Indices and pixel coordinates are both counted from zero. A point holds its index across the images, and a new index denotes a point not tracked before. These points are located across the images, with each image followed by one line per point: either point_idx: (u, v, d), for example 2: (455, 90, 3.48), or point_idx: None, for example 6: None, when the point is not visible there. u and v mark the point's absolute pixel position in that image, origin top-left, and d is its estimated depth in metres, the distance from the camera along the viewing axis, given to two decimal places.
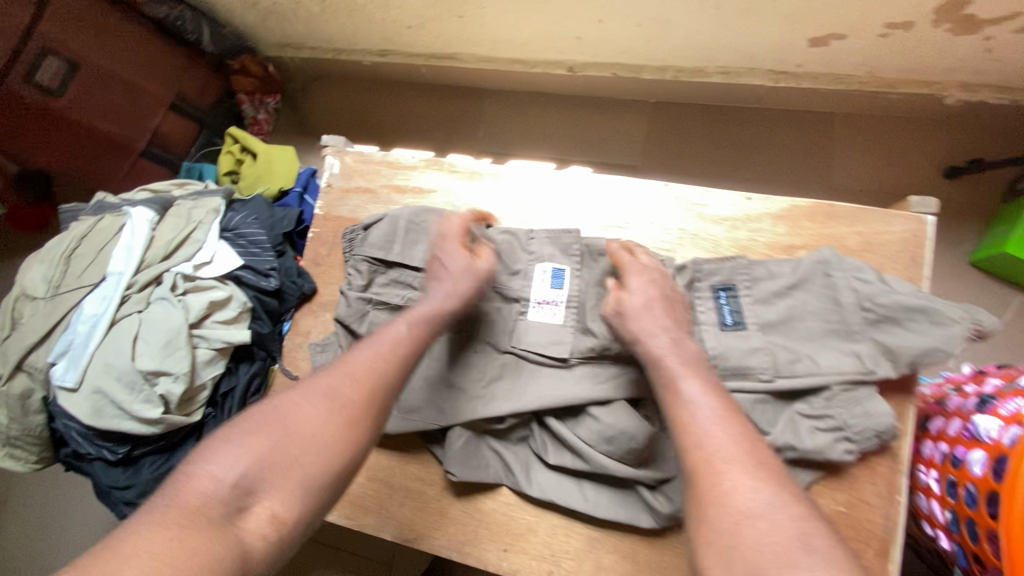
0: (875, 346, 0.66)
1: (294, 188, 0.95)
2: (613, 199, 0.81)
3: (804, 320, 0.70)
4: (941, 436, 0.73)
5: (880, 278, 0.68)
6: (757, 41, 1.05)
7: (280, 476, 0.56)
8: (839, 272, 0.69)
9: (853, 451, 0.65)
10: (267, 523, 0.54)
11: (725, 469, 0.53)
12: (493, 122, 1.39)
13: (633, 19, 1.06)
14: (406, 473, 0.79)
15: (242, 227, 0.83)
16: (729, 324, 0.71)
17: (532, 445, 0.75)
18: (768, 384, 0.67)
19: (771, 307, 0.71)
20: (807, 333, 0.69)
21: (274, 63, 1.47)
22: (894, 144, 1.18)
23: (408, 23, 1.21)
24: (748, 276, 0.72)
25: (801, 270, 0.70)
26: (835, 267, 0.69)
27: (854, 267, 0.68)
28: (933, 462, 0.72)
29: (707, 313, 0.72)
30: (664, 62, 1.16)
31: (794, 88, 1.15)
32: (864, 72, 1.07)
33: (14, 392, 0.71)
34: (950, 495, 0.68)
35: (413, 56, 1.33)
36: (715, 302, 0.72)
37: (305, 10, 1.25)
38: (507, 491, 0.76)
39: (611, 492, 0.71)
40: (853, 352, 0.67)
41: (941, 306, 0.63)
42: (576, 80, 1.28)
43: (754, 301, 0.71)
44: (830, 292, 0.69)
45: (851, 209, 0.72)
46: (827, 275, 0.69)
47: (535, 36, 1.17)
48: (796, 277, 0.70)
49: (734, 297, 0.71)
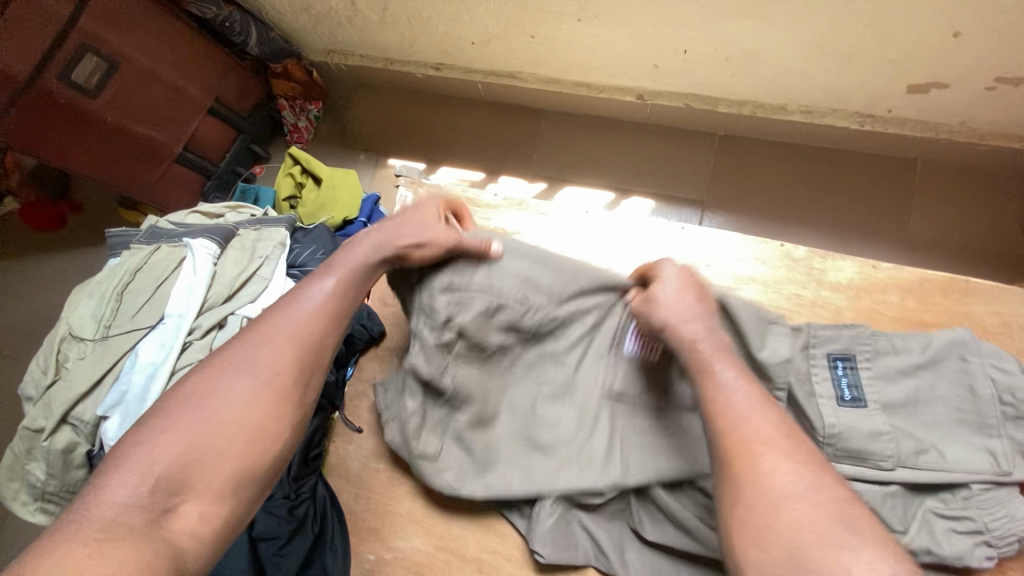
0: (1012, 445, 0.60)
1: (359, 218, 0.88)
2: (717, 256, 0.75)
3: (934, 404, 0.63)
4: None
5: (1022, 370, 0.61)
6: (850, 85, 0.99)
7: (208, 468, 0.47)
8: (975, 356, 0.62)
9: (994, 558, 0.58)
10: (197, 524, 0.45)
11: (762, 452, 0.47)
12: (550, 145, 1.33)
13: (720, 53, 0.99)
14: (481, 545, 0.72)
15: (310, 264, 0.76)
16: (847, 399, 0.63)
17: (627, 520, 0.67)
18: (885, 474, 0.61)
19: (894, 384, 0.64)
20: (935, 419, 0.62)
21: (318, 69, 1.39)
22: (978, 197, 1.12)
23: (472, 39, 1.14)
24: (871, 348, 0.65)
25: (935, 348, 0.63)
26: (972, 350, 0.63)
27: (998, 355, 0.61)
28: None
29: (823, 384, 0.64)
30: (744, 96, 1.10)
31: (878, 132, 1.09)
32: (958, 123, 1.01)
33: (56, 448, 0.62)
34: None
35: (470, 72, 1.26)
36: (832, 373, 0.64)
37: (361, 19, 1.16)
38: None
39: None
40: (986, 449, 0.60)
41: None
42: (644, 108, 1.22)
43: (876, 376, 0.64)
44: (966, 377, 0.62)
45: (987, 288, 0.67)
46: (964, 360, 0.63)
47: (609, 61, 1.10)
48: (927, 356, 0.63)
49: (854, 369, 0.64)
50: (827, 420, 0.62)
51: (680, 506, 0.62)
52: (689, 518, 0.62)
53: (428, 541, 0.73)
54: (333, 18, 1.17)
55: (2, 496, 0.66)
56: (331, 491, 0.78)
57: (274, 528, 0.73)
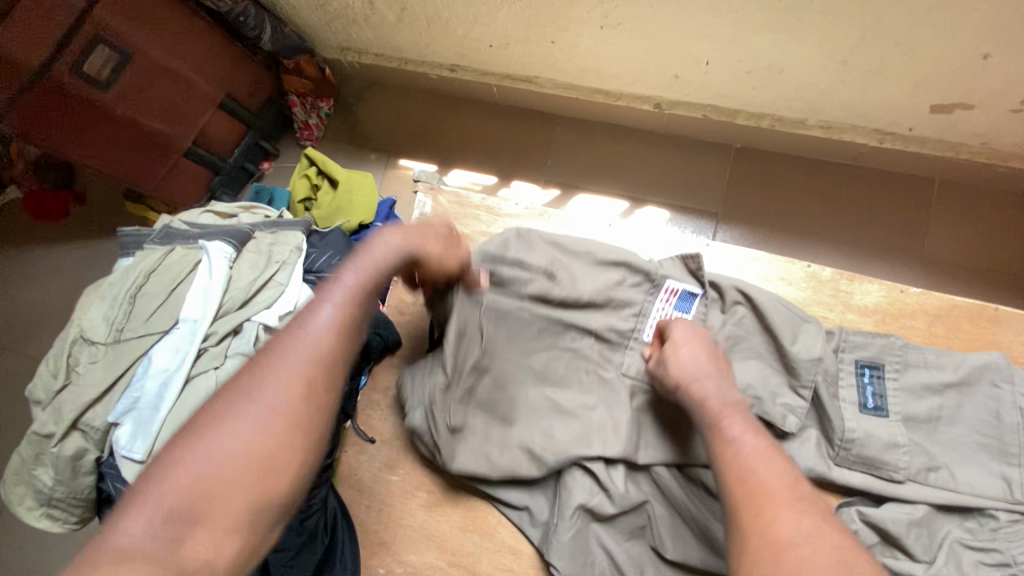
0: None
1: (375, 223, 0.87)
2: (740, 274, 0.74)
3: (961, 423, 0.63)
4: None
5: None
6: (873, 102, 0.98)
7: (213, 510, 0.40)
8: (1008, 384, 0.62)
9: None
10: (212, 557, 0.39)
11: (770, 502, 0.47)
12: (564, 152, 1.31)
13: (743, 65, 0.98)
14: (495, 562, 0.71)
15: (326, 269, 0.75)
16: (870, 408, 0.64)
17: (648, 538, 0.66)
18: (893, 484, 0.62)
19: (920, 400, 0.64)
20: (959, 438, 0.62)
21: (330, 66, 1.37)
22: (994, 217, 1.12)
23: (490, 42, 1.12)
24: (901, 359, 0.65)
25: (965, 370, 0.63)
26: (1005, 377, 0.62)
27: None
28: None
29: (849, 391, 0.65)
30: (763, 109, 1.09)
31: (897, 150, 1.08)
32: (979, 144, 1.01)
33: (65, 454, 0.61)
34: None
35: (486, 75, 1.25)
36: (858, 380, 0.65)
37: (378, 18, 1.14)
38: None
39: None
40: (1003, 475, 0.60)
41: None
42: (660, 117, 1.21)
43: (901, 388, 0.64)
44: (992, 397, 0.62)
45: (1015, 316, 0.66)
46: (991, 382, 0.63)
47: (628, 69, 1.08)
48: (959, 377, 0.63)
49: (881, 378, 0.64)
50: (847, 423, 0.63)
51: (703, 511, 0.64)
52: (710, 526, 0.64)
53: (440, 555, 0.72)
54: (348, 15, 1.15)
55: (8, 500, 0.65)
56: (341, 501, 0.76)
57: (284, 540, 0.71)
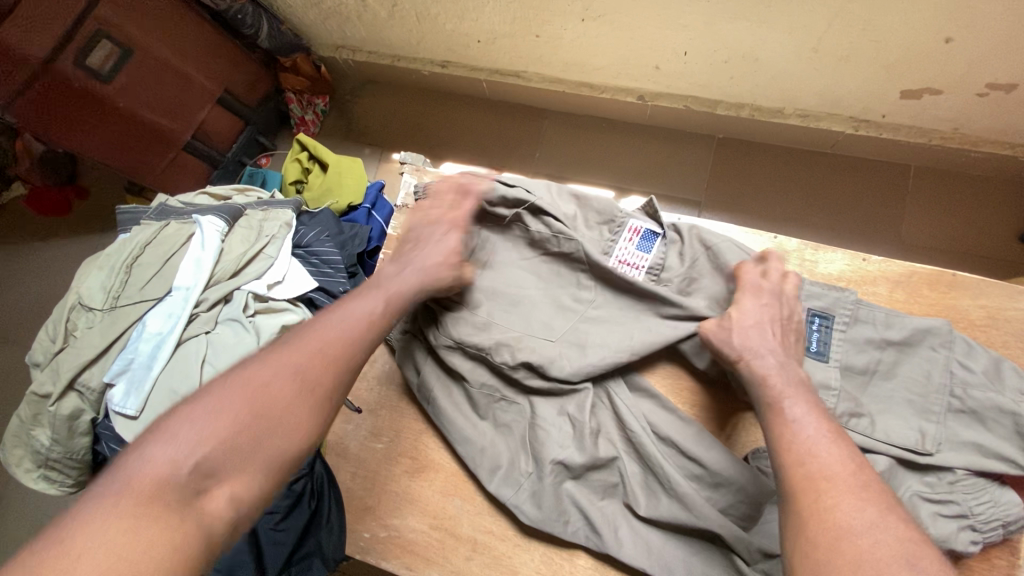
0: (948, 433, 0.63)
1: (363, 204, 0.91)
2: None
3: (897, 375, 0.66)
4: None
5: (987, 372, 0.64)
6: (845, 89, 1.01)
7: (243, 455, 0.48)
8: (946, 349, 0.65)
9: (979, 543, 0.60)
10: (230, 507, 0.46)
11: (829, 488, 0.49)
12: (552, 145, 1.35)
13: (720, 55, 1.02)
14: (476, 524, 0.73)
15: (315, 244, 0.78)
16: (814, 350, 0.68)
17: (621, 496, 0.69)
18: None
19: (862, 354, 0.67)
20: (896, 393, 0.65)
21: (326, 63, 1.42)
22: (971, 202, 1.15)
23: (478, 37, 1.16)
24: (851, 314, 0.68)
25: (907, 331, 0.66)
26: (943, 342, 0.65)
27: (967, 348, 0.65)
28: None
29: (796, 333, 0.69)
30: (742, 99, 1.13)
31: (872, 137, 1.12)
32: (950, 129, 1.04)
33: (62, 414, 0.64)
34: None
35: (476, 70, 1.29)
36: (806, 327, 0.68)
37: (370, 15, 1.18)
38: (586, 554, 0.70)
39: (700, 551, 0.66)
40: (919, 428, 0.63)
41: None
42: (644, 109, 1.24)
43: (845, 338, 0.68)
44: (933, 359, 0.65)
45: (973, 281, 0.69)
46: (933, 347, 0.65)
47: (612, 61, 1.12)
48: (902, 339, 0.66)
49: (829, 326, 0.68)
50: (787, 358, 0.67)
51: (673, 468, 0.67)
52: (678, 482, 0.66)
53: (424, 519, 0.74)
54: (342, 13, 1.20)
55: (7, 462, 0.68)
56: (327, 468, 0.78)
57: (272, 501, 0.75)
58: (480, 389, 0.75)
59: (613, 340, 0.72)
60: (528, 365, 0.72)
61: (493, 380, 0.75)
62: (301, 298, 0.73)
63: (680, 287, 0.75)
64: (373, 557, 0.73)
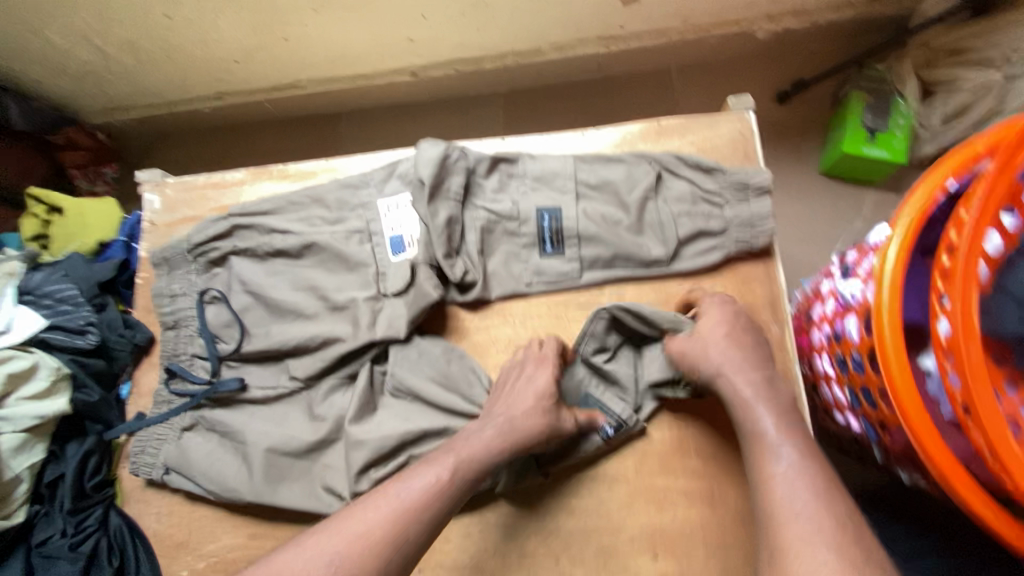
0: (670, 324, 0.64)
1: (118, 237, 0.84)
2: None
3: None
4: (825, 296, 0.72)
5: (594, 160, 0.72)
6: (577, 10, 1.07)
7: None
8: (530, 163, 0.73)
9: None
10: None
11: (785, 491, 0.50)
12: (352, 144, 1.38)
13: (455, 9, 1.04)
14: (293, 516, 0.68)
15: (45, 285, 0.72)
16: (550, 247, 0.71)
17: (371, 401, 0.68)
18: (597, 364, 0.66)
19: (587, 198, 0.71)
20: (630, 198, 0.69)
21: (104, 131, 1.38)
22: (731, 84, 1.24)
23: (233, 57, 1.16)
24: (533, 186, 0.72)
25: (538, 170, 0.72)
26: (525, 163, 0.73)
27: (506, 172, 0.73)
28: (826, 319, 0.68)
29: (514, 188, 0.73)
30: (501, 49, 1.18)
31: (626, 50, 1.19)
32: (681, 22, 1.12)
33: None
34: (838, 353, 0.66)
35: (252, 91, 1.28)
36: (498, 179, 0.73)
37: (119, 65, 1.16)
38: None
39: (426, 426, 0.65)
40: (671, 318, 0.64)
41: (669, 188, 0.70)
42: (423, 83, 1.28)
43: (573, 212, 0.70)
44: (647, 273, 0.69)
45: (679, 121, 0.73)
46: (668, 265, 0.68)
47: (370, 46, 1.14)
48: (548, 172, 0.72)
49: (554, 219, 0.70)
50: (524, 227, 0.71)
51: (422, 277, 0.68)
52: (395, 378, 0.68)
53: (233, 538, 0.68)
54: (90, 72, 1.17)
55: None
56: (127, 518, 0.71)
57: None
58: (320, 472, 0.66)
59: (334, 321, 0.70)
60: (301, 346, 0.70)
61: (286, 395, 0.70)
62: (30, 341, 0.68)
63: (372, 281, 0.71)
64: None
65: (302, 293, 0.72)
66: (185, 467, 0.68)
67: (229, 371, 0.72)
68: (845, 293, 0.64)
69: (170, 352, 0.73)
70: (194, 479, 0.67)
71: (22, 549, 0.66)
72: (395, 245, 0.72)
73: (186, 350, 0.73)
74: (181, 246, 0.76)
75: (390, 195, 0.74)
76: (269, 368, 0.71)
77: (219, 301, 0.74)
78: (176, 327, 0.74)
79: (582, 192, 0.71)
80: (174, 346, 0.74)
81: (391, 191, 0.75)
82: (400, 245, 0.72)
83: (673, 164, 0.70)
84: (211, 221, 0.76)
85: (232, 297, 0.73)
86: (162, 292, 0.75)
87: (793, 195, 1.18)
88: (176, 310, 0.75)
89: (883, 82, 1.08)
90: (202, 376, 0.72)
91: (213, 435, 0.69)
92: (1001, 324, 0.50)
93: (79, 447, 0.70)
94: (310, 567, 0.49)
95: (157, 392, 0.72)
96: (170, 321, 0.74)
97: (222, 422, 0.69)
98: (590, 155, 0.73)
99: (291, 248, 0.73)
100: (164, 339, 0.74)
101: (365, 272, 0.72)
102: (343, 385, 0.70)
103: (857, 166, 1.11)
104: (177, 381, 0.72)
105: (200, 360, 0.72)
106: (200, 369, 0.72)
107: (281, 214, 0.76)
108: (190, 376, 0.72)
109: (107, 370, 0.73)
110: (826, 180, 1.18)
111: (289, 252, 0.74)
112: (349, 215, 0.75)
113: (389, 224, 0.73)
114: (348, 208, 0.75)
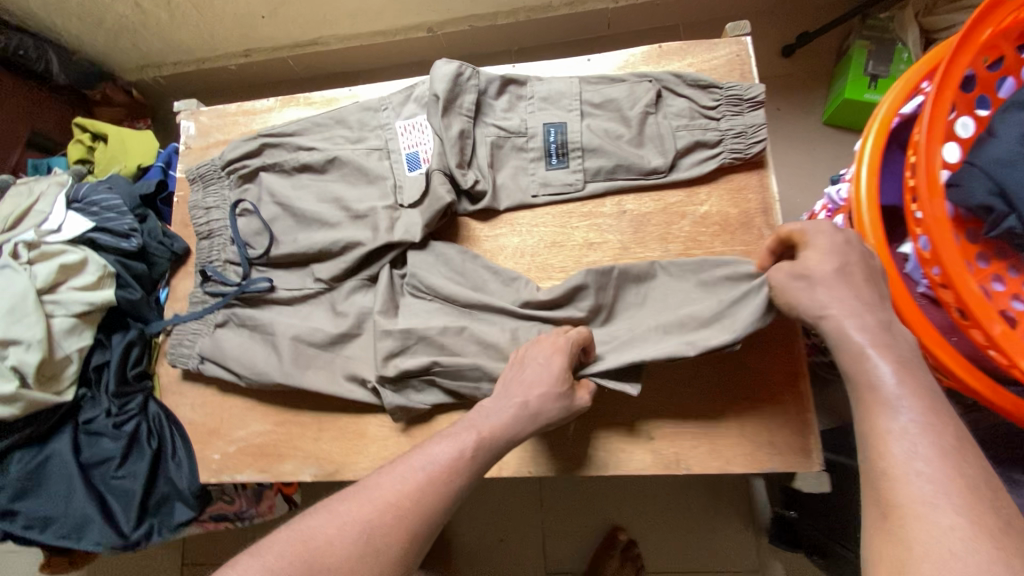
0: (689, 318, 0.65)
1: (155, 163, 0.91)
2: None
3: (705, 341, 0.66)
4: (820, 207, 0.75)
5: (599, 82, 0.77)
6: None
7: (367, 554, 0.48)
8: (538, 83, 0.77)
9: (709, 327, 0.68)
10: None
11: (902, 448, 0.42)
12: None
13: None
14: (318, 405, 0.74)
15: (92, 195, 0.79)
16: (556, 159, 0.75)
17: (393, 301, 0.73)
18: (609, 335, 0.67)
19: (593, 114, 0.76)
20: (633, 111, 0.73)
21: (137, 88, 1.46)
22: None
23: (260, 13, 1.21)
24: (542, 103, 0.76)
25: (546, 91, 0.77)
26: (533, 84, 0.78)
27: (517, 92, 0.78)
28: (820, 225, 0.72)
29: (524, 106, 0.77)
30: (513, 5, 1.23)
31: (634, 5, 1.23)
32: None
33: None
34: None
35: (277, 48, 1.35)
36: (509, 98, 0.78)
37: (153, 20, 1.23)
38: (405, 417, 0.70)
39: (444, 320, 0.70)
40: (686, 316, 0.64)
41: (669, 103, 0.74)
42: (439, 40, 1.34)
43: (579, 125, 0.75)
44: (647, 182, 0.73)
45: (680, 45, 0.78)
46: (667, 174, 0.73)
47: (389, 2, 1.19)
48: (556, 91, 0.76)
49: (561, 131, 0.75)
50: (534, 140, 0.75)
51: (438, 183, 0.73)
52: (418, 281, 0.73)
53: (263, 424, 0.74)
54: (126, 27, 1.24)
55: None
56: (164, 407, 0.77)
57: (106, 449, 0.74)
58: (343, 362, 0.72)
59: (353, 228, 0.76)
60: (324, 251, 0.76)
61: (312, 296, 0.76)
62: (80, 240, 0.76)
63: (389, 193, 0.77)
64: (227, 473, 0.73)
65: (326, 204, 0.78)
66: (219, 357, 0.74)
67: (258, 274, 0.78)
68: (834, 196, 0.68)
69: (205, 259, 0.80)
70: (229, 367, 0.73)
71: (71, 424, 0.75)
72: (411, 161, 0.77)
73: (219, 258, 0.80)
74: (214, 164, 0.82)
75: (406, 115, 0.79)
76: (296, 272, 0.78)
77: (249, 213, 0.80)
78: (211, 237, 0.81)
79: (586, 110, 0.76)
80: (209, 253, 0.80)
81: (408, 112, 0.79)
82: (416, 159, 0.77)
83: (673, 82, 0.74)
84: (242, 142, 0.82)
85: (261, 208, 0.79)
86: (197, 206, 0.82)
87: (795, 144, 1.22)
88: (210, 222, 0.81)
89: (886, 31, 1.10)
90: (234, 280, 0.78)
91: (244, 330, 0.75)
92: (970, 195, 0.52)
93: (122, 338, 0.77)
94: (342, 532, 0.49)
95: (193, 294, 0.79)
96: (205, 231, 0.81)
97: (252, 317, 0.75)
98: (594, 77, 0.77)
99: (316, 164, 0.79)
100: (200, 248, 0.81)
101: (384, 185, 0.77)
102: (364, 286, 0.76)
103: (859, 114, 1.14)
104: (211, 284, 0.78)
105: (232, 265, 0.79)
106: (232, 274, 0.78)
107: (305, 134, 0.82)
108: (223, 279, 0.78)
109: (147, 273, 0.79)
110: (828, 130, 1.21)
111: (313, 168, 0.80)
112: (369, 135, 0.80)
113: (406, 141, 0.78)
114: (366, 128, 0.80)
